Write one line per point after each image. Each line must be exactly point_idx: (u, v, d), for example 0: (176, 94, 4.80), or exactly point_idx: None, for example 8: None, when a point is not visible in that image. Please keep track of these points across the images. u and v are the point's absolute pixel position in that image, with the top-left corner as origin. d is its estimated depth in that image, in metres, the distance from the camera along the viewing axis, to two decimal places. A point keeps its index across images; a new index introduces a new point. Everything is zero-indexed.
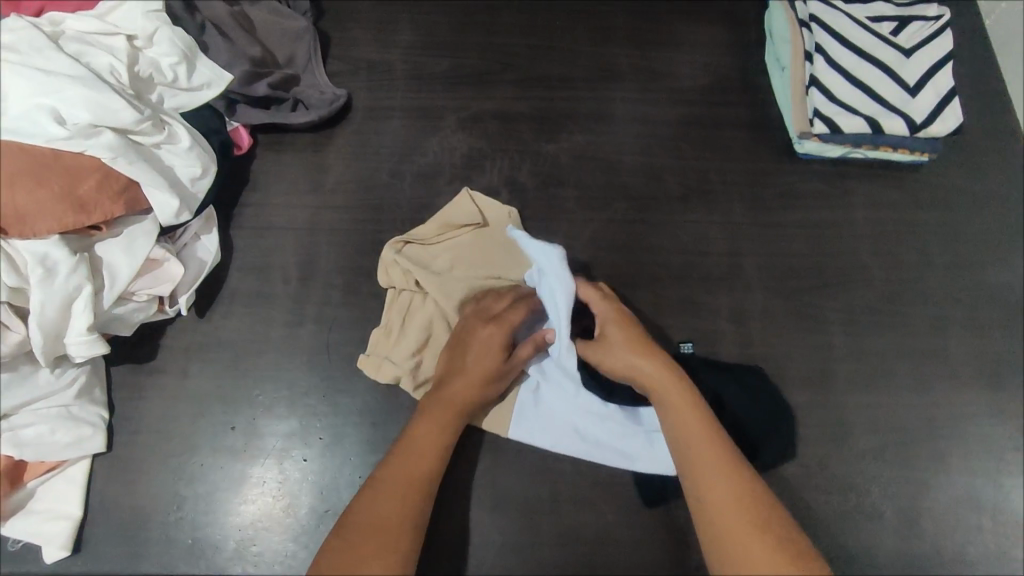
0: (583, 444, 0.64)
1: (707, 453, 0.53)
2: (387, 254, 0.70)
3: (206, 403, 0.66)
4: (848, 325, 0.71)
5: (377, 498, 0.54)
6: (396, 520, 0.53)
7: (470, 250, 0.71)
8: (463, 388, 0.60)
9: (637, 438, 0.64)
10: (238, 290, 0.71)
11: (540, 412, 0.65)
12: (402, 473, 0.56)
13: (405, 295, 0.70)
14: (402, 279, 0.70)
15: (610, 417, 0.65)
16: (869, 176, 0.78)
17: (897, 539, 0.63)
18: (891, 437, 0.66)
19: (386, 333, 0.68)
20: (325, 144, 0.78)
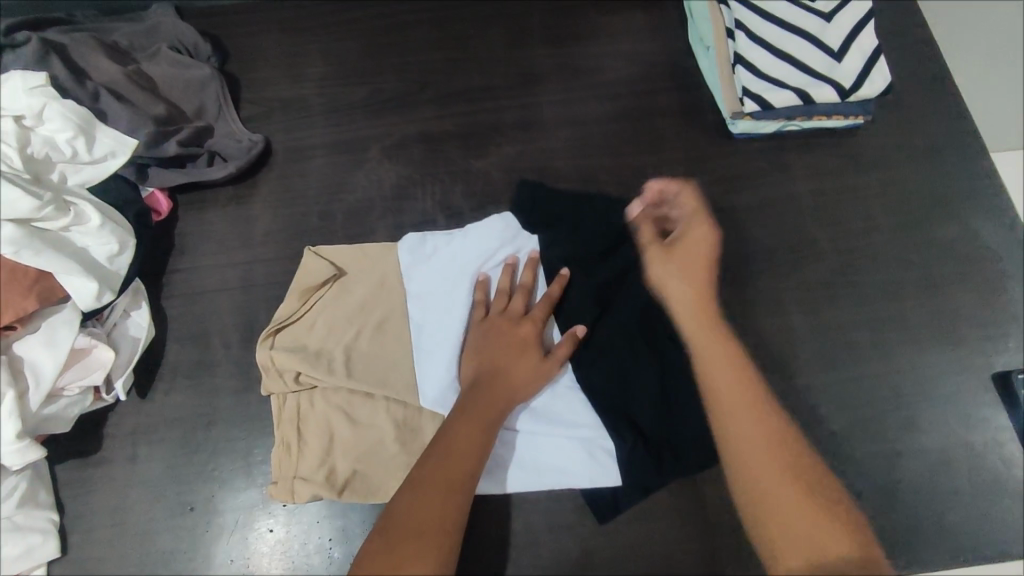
0: (527, 477, 0.63)
1: (732, 384, 0.55)
2: (260, 354, 0.64)
3: (160, 487, 0.63)
4: (804, 305, 0.70)
5: (415, 498, 0.51)
6: (439, 512, 0.51)
7: (338, 309, 0.67)
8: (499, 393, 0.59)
9: (575, 455, 0.63)
10: (178, 362, 0.68)
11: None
12: (439, 473, 0.53)
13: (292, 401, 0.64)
14: (283, 382, 0.64)
15: (542, 440, 0.64)
16: (807, 147, 0.77)
17: (880, 516, 0.62)
18: (861, 412, 0.66)
19: (286, 450, 0.62)
20: (248, 195, 0.75)
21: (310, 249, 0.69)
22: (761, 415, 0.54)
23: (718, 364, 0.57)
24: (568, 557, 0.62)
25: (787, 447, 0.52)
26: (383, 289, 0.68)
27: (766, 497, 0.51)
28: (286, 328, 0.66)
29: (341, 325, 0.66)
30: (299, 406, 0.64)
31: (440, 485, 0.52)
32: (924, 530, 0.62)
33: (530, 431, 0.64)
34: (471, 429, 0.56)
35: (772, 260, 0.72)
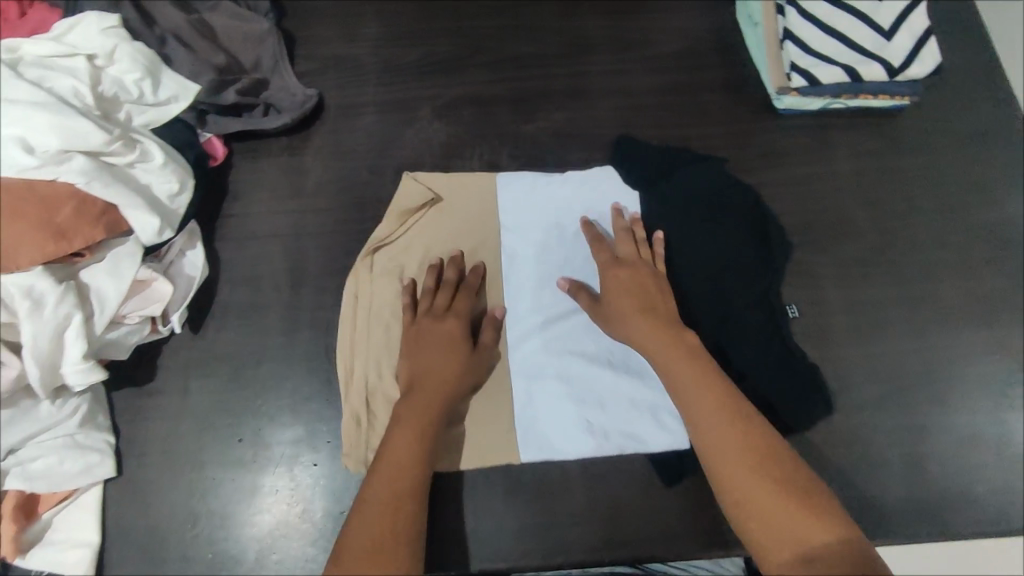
0: (594, 443, 0.66)
1: (704, 397, 0.57)
2: (358, 269, 0.70)
3: (210, 418, 0.66)
4: (842, 279, 0.71)
5: (376, 475, 0.57)
6: (400, 471, 0.57)
7: (434, 235, 0.72)
8: (424, 376, 0.62)
9: (642, 421, 0.67)
10: (230, 302, 0.70)
11: (541, 423, 0.66)
12: (385, 492, 0.56)
13: (362, 368, 0.67)
14: (360, 346, 0.68)
15: (608, 407, 0.67)
16: (851, 126, 0.78)
17: (908, 486, 0.63)
18: (894, 384, 0.67)
19: (356, 421, 0.65)
20: (301, 147, 0.77)
21: (410, 173, 0.74)
22: (715, 398, 0.57)
23: (686, 385, 0.59)
24: (599, 508, 0.65)
25: (733, 416, 0.56)
26: (471, 232, 0.73)
27: (760, 509, 0.52)
28: (371, 288, 0.70)
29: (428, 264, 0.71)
30: (370, 374, 0.67)
31: (386, 509, 0.55)
32: (950, 502, 0.63)
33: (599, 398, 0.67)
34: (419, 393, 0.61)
35: (811, 234, 0.73)
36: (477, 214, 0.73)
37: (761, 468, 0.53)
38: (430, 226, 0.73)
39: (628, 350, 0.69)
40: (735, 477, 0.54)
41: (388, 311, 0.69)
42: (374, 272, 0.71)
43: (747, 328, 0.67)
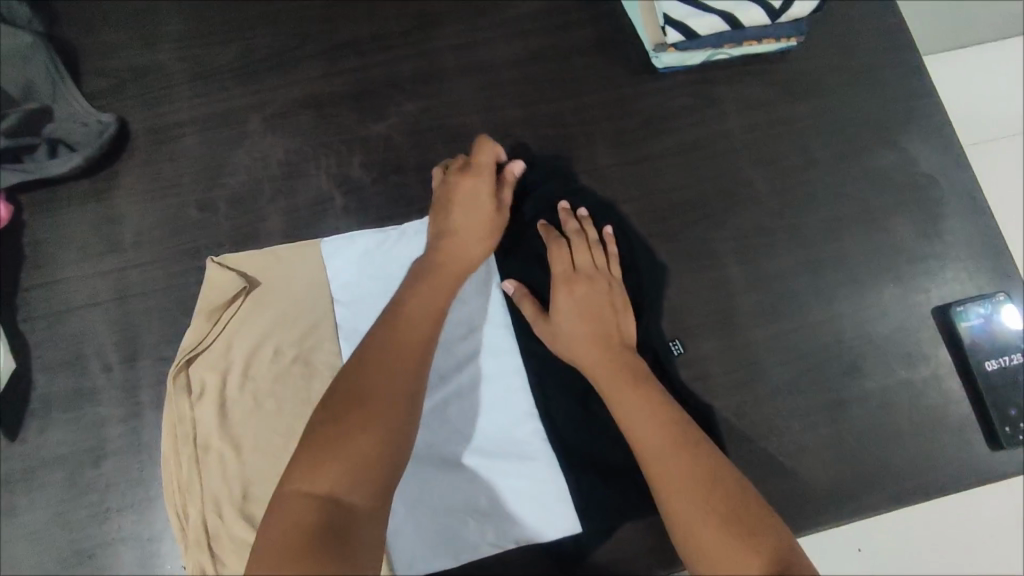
0: (478, 543, 0.58)
1: (644, 408, 0.56)
2: (172, 389, 0.58)
3: (49, 538, 0.56)
4: (743, 255, 0.65)
5: (325, 450, 0.47)
6: (370, 456, 0.47)
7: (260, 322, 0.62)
8: (416, 318, 0.56)
9: (531, 507, 0.59)
10: (50, 395, 0.59)
11: (417, 536, 0.58)
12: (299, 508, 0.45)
13: (197, 511, 0.56)
14: (189, 485, 0.57)
15: (490, 495, 0.59)
16: (737, 78, 0.70)
17: (826, 469, 0.61)
18: (805, 362, 0.63)
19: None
20: (108, 188, 0.64)
21: (213, 257, 0.62)
22: (650, 416, 0.55)
23: (628, 392, 0.57)
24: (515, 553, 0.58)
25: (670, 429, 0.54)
26: (304, 316, 0.63)
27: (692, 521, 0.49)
28: (194, 411, 0.59)
29: (262, 359, 0.61)
30: (207, 517, 0.57)
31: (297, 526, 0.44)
32: (869, 476, 0.61)
33: (479, 490, 0.59)
34: (386, 368, 0.51)
35: (706, 209, 0.66)
36: (310, 300, 0.63)
37: (693, 477, 0.51)
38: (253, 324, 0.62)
39: (505, 430, 0.61)
40: (671, 493, 0.51)
41: (217, 440, 0.58)
42: (192, 391, 0.59)
43: None
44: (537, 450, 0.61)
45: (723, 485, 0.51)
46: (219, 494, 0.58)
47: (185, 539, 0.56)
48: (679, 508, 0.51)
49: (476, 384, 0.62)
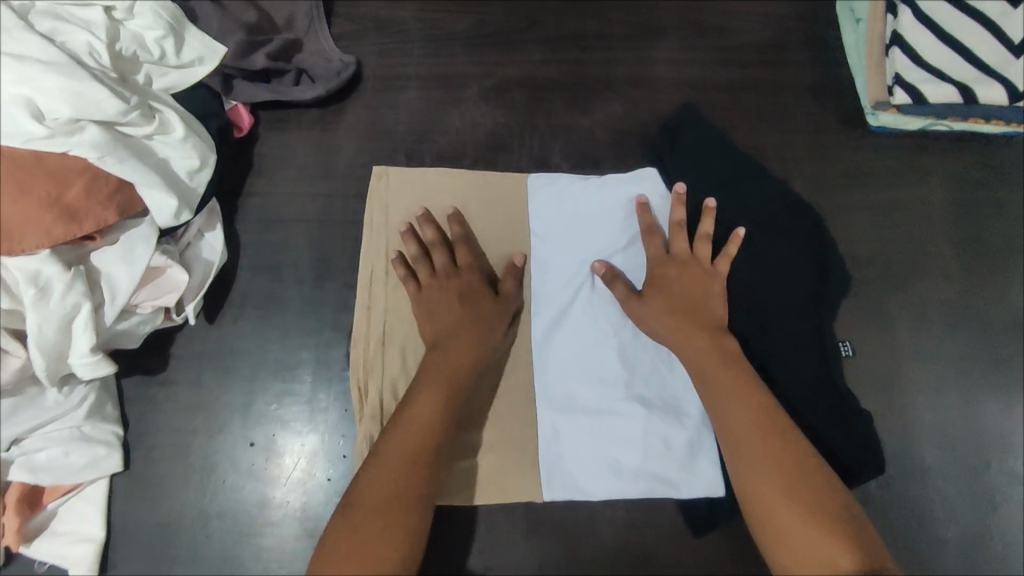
0: (620, 482, 0.61)
1: (740, 409, 0.53)
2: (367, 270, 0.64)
3: (225, 417, 0.62)
4: (915, 326, 0.65)
5: (378, 468, 0.51)
6: (405, 461, 0.52)
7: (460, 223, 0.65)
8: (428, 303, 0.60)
9: (676, 463, 0.61)
10: (249, 292, 0.65)
11: (567, 459, 0.61)
12: (378, 500, 0.50)
13: (378, 385, 0.61)
14: (374, 360, 0.62)
15: (640, 442, 0.61)
16: (950, 151, 0.69)
17: (961, 560, 0.59)
18: (956, 447, 0.62)
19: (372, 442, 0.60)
20: (333, 121, 0.70)
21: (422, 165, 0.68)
22: (742, 410, 0.53)
23: (724, 389, 0.55)
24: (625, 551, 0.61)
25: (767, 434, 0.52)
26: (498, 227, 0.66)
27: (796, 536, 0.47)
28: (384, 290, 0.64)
29: None
30: (384, 395, 0.61)
31: (381, 514, 0.49)
32: None
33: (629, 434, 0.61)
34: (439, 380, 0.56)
35: (889, 276, 0.66)
36: (507, 221, 0.66)
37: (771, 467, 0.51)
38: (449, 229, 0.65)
39: (665, 387, 0.62)
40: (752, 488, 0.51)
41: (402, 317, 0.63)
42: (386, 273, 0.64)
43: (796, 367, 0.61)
44: (692, 411, 0.62)
45: (797, 477, 0.50)
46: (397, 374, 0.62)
47: (363, 402, 0.61)
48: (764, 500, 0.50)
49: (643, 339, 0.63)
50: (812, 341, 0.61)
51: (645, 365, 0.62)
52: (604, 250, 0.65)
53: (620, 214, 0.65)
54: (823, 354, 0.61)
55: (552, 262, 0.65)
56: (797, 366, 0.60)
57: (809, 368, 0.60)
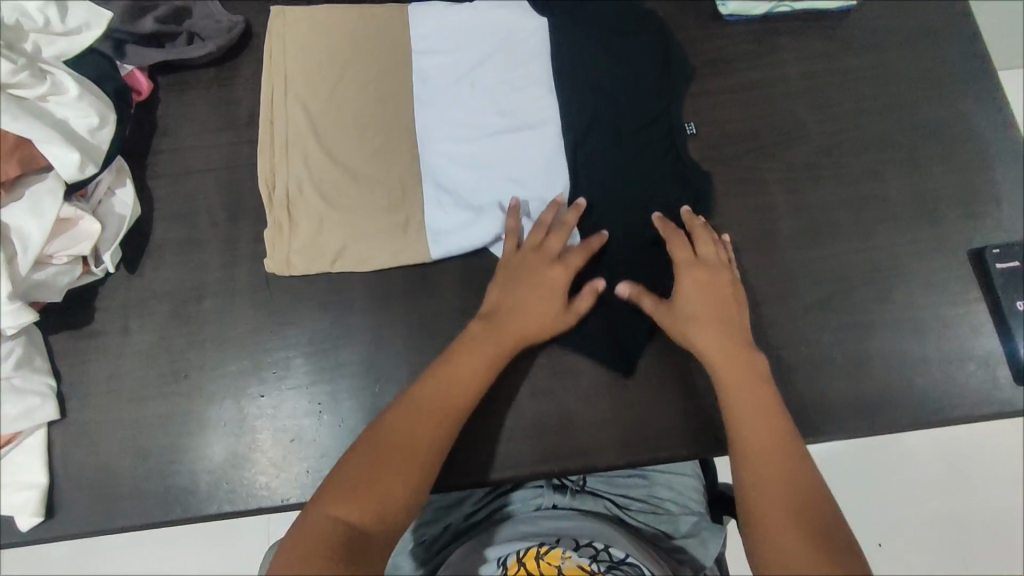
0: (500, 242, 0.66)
1: (765, 406, 0.58)
2: (263, 92, 0.71)
3: (155, 355, 0.64)
4: (788, 184, 0.70)
5: (406, 422, 0.56)
6: (431, 443, 0.56)
7: (345, 50, 0.72)
8: (523, 305, 0.62)
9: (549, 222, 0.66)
10: (166, 239, 0.68)
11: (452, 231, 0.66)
12: (410, 434, 0.56)
13: (282, 184, 0.67)
14: (279, 164, 0.68)
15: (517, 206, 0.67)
16: (798, 30, 0.75)
17: (850, 382, 0.64)
18: (838, 284, 0.67)
19: (279, 229, 0.66)
20: (230, 76, 0.73)
21: (293, 9, 0.73)
22: (766, 416, 0.58)
23: (738, 367, 0.60)
24: (550, 424, 0.64)
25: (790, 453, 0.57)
26: (382, 48, 0.72)
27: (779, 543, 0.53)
28: (277, 108, 0.70)
29: (342, 82, 0.71)
30: (289, 190, 0.67)
31: (412, 446, 0.55)
32: (893, 396, 0.64)
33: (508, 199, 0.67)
34: (473, 360, 0.59)
35: (759, 142, 0.72)
36: (388, 45, 0.72)
37: (760, 409, 0.58)
38: (336, 61, 0.71)
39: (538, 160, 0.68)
40: (746, 447, 0.57)
41: (299, 129, 0.69)
42: (280, 94, 0.70)
43: (650, 132, 0.69)
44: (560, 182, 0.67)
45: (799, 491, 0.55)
46: (298, 178, 0.67)
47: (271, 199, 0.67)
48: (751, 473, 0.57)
49: (517, 122, 0.69)
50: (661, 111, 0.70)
51: (520, 142, 0.68)
52: (472, 57, 0.71)
53: (487, 28, 0.72)
54: (665, 126, 0.69)
55: (432, 76, 0.71)
56: (651, 138, 0.69)
57: (657, 141, 0.69)
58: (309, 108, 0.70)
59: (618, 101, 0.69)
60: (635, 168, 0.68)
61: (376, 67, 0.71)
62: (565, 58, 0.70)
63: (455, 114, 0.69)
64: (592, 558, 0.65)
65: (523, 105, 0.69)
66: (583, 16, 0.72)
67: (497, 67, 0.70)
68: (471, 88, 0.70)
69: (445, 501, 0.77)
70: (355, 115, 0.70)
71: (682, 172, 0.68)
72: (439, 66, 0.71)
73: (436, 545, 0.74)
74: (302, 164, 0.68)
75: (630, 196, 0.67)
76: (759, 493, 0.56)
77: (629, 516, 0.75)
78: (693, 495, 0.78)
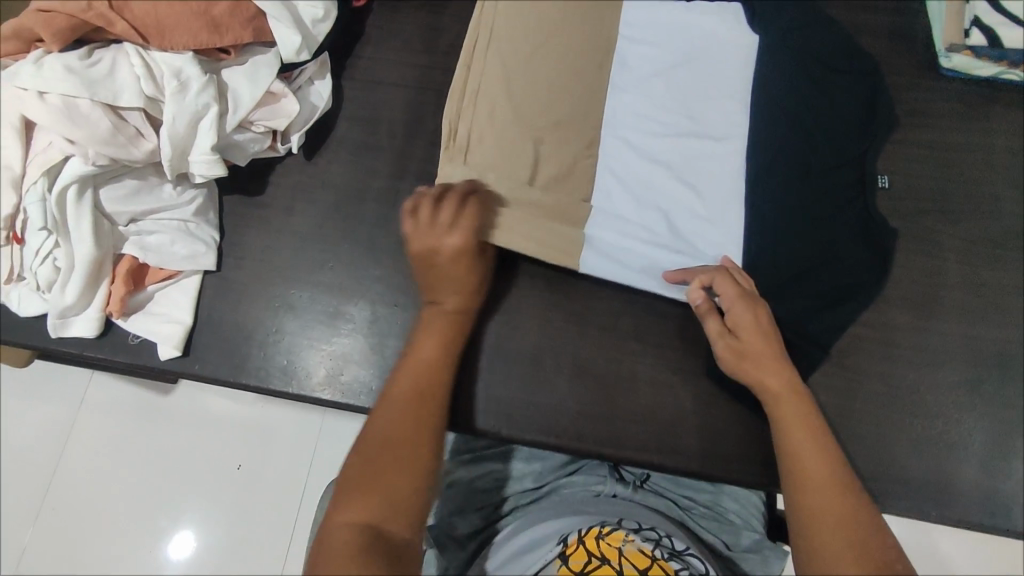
0: (655, 244, 0.66)
1: (795, 434, 0.55)
2: (468, 35, 0.73)
3: (309, 240, 0.68)
4: (966, 255, 0.67)
5: (381, 420, 0.55)
6: (412, 429, 0.55)
7: (557, 15, 0.72)
8: (444, 306, 0.61)
9: (708, 240, 0.66)
10: (345, 139, 0.72)
11: (613, 218, 0.67)
12: (387, 429, 0.54)
13: (466, 126, 0.69)
14: (466, 107, 0.70)
15: (681, 216, 0.67)
16: (1019, 103, 0.71)
17: (981, 472, 0.61)
18: (993, 372, 0.64)
19: (450, 167, 0.68)
20: (441, 6, 0.76)
21: None
22: (809, 442, 0.54)
23: (783, 395, 0.56)
24: (659, 418, 0.63)
25: (829, 483, 0.52)
26: (594, 25, 0.72)
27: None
28: (479, 53, 0.72)
29: (545, 45, 0.71)
30: (471, 135, 0.69)
31: (396, 444, 0.53)
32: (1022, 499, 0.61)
33: (674, 207, 0.67)
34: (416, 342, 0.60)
35: (947, 206, 0.68)
36: (599, 23, 0.72)
37: (804, 433, 0.55)
38: (544, 24, 0.72)
39: (714, 176, 0.68)
40: (803, 473, 0.53)
41: (493, 79, 0.70)
42: (485, 42, 0.72)
43: (837, 176, 0.67)
44: (731, 204, 0.67)
45: (862, 533, 0.50)
46: (481, 124, 0.69)
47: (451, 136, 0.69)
48: (808, 494, 0.52)
49: (705, 132, 0.69)
50: (855, 158, 0.67)
51: (702, 158, 0.68)
52: (676, 60, 0.72)
53: (699, 35, 0.73)
54: (857, 173, 0.67)
55: (633, 68, 0.72)
56: (836, 179, 0.67)
57: (842, 186, 0.66)
58: (508, 61, 0.71)
59: (813, 137, 0.68)
60: (813, 207, 0.66)
61: (583, 39, 0.72)
62: (768, 84, 0.70)
63: (647, 110, 0.70)
64: (655, 542, 0.60)
65: (714, 118, 0.70)
66: (798, 42, 0.71)
67: (696, 77, 0.71)
68: (668, 88, 0.71)
69: (506, 472, 0.73)
70: (550, 80, 0.70)
71: (860, 225, 0.66)
72: (643, 60, 0.72)
73: (494, 512, 0.70)
74: (488, 112, 0.69)
75: (806, 234, 0.65)
76: (815, 520, 0.51)
77: (692, 521, 0.70)
78: (758, 512, 0.73)
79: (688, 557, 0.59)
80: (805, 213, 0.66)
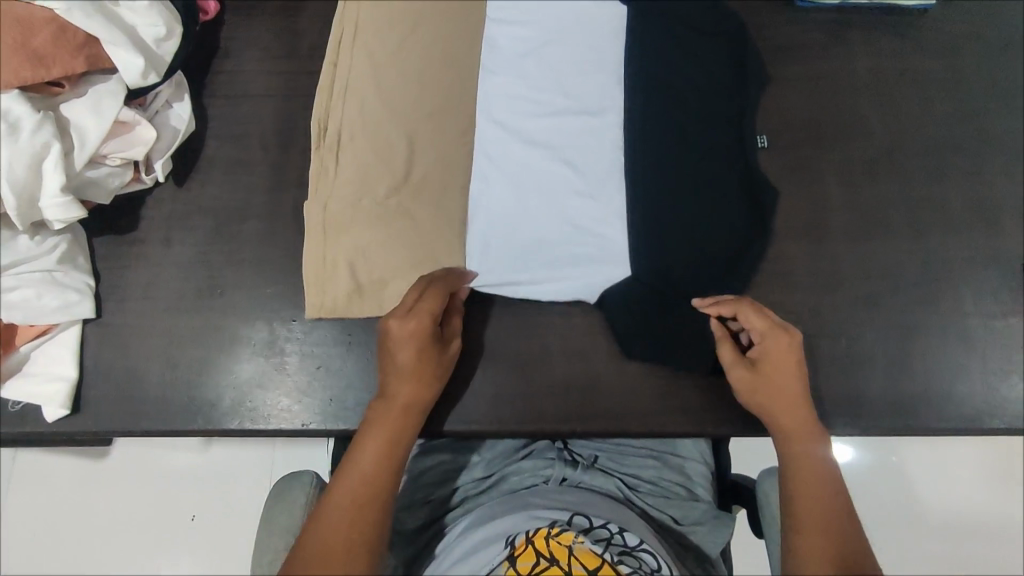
0: (538, 228, 0.64)
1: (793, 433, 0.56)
2: (333, 36, 0.71)
3: (192, 269, 0.65)
4: (844, 177, 0.69)
5: (323, 533, 0.50)
6: (344, 543, 0.50)
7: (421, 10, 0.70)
8: (407, 391, 0.56)
9: (592, 218, 0.65)
10: (216, 158, 0.68)
11: (492, 206, 0.65)
12: (324, 546, 0.49)
13: (335, 129, 0.67)
14: (335, 110, 0.68)
15: (562, 197, 0.65)
16: (873, 24, 0.74)
17: (886, 381, 0.64)
18: (885, 285, 0.66)
19: (323, 173, 0.66)
20: (297, 7, 0.73)
21: None
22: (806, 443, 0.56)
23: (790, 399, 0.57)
24: (575, 385, 0.64)
25: (819, 484, 0.54)
26: (460, 16, 0.71)
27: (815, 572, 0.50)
28: (344, 54, 0.69)
29: (411, 42, 0.70)
30: (341, 137, 0.67)
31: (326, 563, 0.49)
32: (928, 400, 0.64)
33: (554, 188, 0.65)
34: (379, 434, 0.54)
35: (820, 134, 0.70)
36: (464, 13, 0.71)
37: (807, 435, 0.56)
38: (409, 20, 0.70)
39: (591, 152, 0.67)
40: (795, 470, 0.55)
41: (361, 80, 0.68)
42: (350, 42, 0.70)
43: (710, 133, 0.67)
44: (610, 180, 0.66)
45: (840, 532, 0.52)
46: (352, 126, 0.67)
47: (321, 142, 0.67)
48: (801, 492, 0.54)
49: (581, 107, 0.68)
50: (727, 112, 0.69)
51: (578, 134, 0.67)
52: (545, 36, 0.70)
53: (567, 9, 0.71)
54: (729, 129, 0.68)
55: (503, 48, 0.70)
56: (710, 134, 0.68)
57: (716, 142, 0.67)
58: (375, 60, 0.69)
59: (686, 97, 0.68)
60: (691, 167, 0.66)
61: (449, 29, 0.70)
62: (641, 46, 0.69)
63: (519, 90, 0.68)
64: (607, 543, 0.58)
65: (589, 92, 0.68)
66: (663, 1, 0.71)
67: (567, 52, 0.70)
68: (539, 66, 0.69)
69: (453, 464, 0.71)
70: (418, 77, 0.69)
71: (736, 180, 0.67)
72: (512, 39, 0.70)
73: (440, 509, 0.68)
74: (358, 113, 0.67)
75: (686, 193, 0.65)
76: (805, 520, 0.53)
77: (639, 498, 0.69)
78: (704, 481, 0.74)
79: (641, 554, 0.58)
80: (685, 171, 0.66)
